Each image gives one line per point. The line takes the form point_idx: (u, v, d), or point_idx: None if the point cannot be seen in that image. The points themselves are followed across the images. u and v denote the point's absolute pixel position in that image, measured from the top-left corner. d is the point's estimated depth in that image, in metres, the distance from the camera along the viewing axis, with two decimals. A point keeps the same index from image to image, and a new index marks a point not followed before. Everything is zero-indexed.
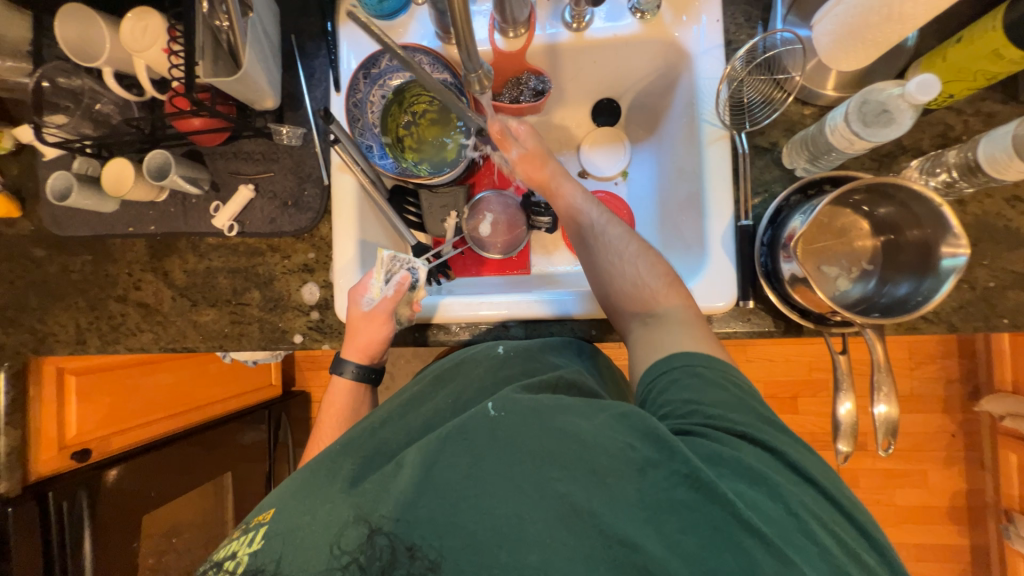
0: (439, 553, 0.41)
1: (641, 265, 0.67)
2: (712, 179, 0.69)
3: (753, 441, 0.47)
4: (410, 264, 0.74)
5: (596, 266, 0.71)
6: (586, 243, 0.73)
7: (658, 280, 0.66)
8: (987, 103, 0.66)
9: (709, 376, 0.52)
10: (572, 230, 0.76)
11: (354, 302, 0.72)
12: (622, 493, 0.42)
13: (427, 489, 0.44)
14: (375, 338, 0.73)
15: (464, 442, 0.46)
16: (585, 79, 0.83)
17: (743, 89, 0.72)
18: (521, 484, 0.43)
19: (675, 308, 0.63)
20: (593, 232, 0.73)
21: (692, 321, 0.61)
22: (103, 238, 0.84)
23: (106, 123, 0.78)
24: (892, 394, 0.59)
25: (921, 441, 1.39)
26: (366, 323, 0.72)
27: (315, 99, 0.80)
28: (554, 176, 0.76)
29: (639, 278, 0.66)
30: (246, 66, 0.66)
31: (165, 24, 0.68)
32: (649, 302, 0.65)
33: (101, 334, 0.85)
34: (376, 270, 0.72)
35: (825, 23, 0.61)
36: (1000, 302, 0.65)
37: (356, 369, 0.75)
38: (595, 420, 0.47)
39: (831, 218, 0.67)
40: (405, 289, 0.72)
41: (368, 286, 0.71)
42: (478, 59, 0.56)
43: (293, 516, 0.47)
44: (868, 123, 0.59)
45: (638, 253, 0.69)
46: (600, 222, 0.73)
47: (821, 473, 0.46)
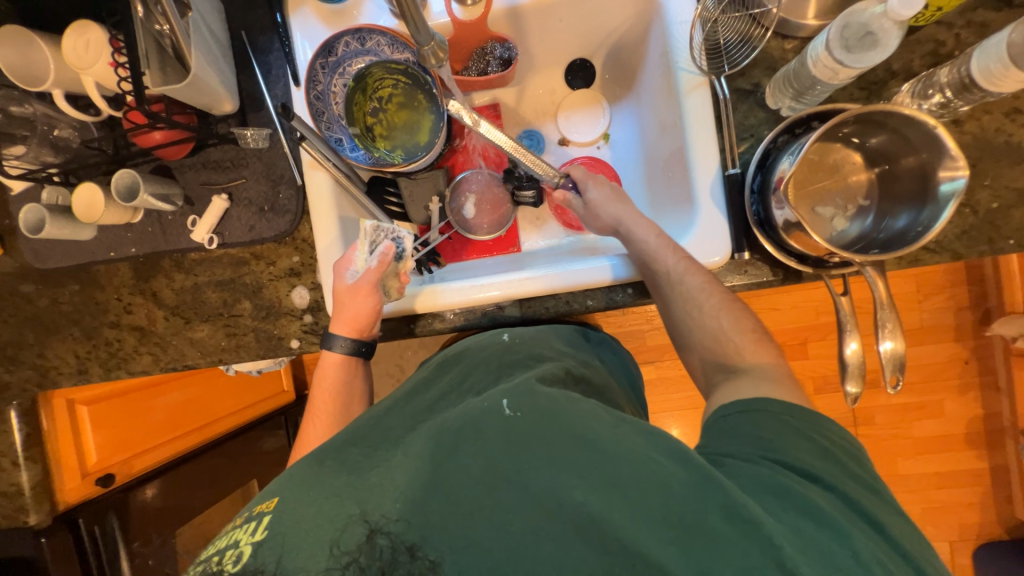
0: (439, 554, 0.42)
1: (724, 319, 0.62)
2: (695, 131, 0.66)
3: (817, 481, 0.44)
4: (395, 233, 0.72)
5: (671, 315, 0.66)
6: (659, 291, 0.65)
7: (744, 336, 0.61)
8: (979, 12, 0.62)
9: (793, 424, 0.49)
10: (644, 276, 0.67)
11: (340, 276, 0.72)
12: (643, 510, 0.41)
13: (436, 493, 0.45)
14: (361, 312, 0.71)
15: (477, 441, 0.47)
16: (552, 39, 0.80)
17: (717, 30, 0.68)
18: (536, 494, 0.43)
19: (764, 364, 0.59)
20: (669, 281, 0.64)
21: (781, 378, 0.56)
22: (87, 266, 0.83)
23: (67, 148, 0.77)
24: (898, 330, 0.58)
25: (935, 371, 1.38)
26: (352, 297, 0.71)
27: (276, 97, 0.77)
28: (625, 223, 0.70)
29: (722, 332, 0.62)
30: (195, 69, 0.64)
31: (106, 35, 0.65)
32: (733, 356, 0.61)
33: (101, 362, 0.85)
34: (360, 244, 0.70)
35: None
36: (1005, 222, 0.62)
37: (345, 342, 0.73)
38: (618, 430, 0.47)
39: (821, 155, 0.64)
40: (390, 260, 0.70)
41: (353, 259, 0.71)
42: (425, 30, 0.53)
43: (298, 507, 0.47)
44: (851, 49, 0.55)
45: (720, 304, 0.62)
46: (678, 270, 0.64)
47: (876, 510, 0.43)
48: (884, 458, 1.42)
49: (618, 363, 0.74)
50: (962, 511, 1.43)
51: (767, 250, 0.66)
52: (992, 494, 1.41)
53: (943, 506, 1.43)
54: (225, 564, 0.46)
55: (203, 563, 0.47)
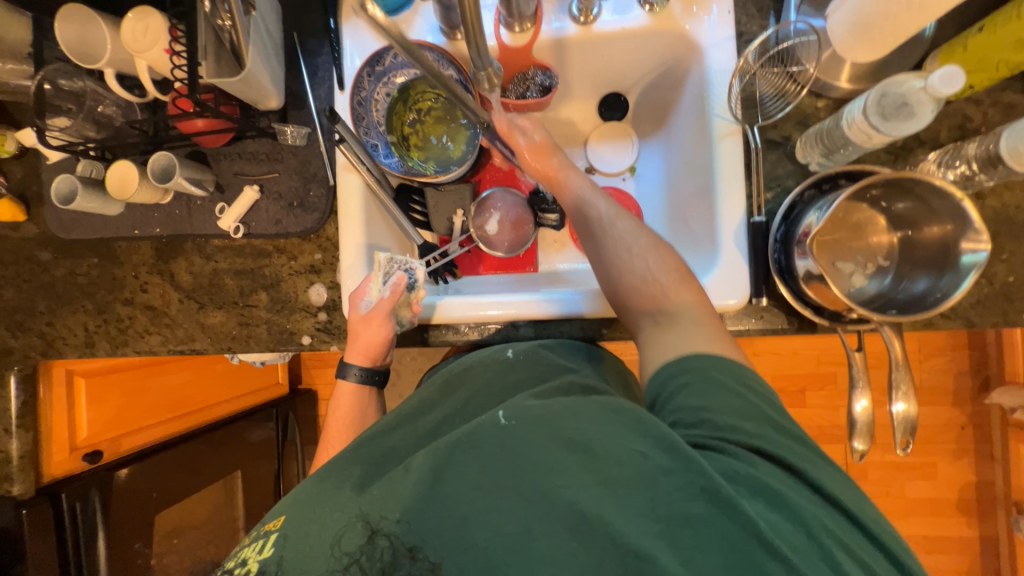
0: (438, 556, 0.42)
1: (651, 260, 0.62)
2: (723, 175, 0.68)
3: (761, 452, 0.45)
4: (408, 265, 0.73)
5: (605, 263, 0.65)
6: (592, 237, 0.66)
7: (670, 276, 0.60)
8: (1006, 93, 0.64)
9: (722, 380, 0.49)
10: (578, 223, 0.69)
11: (354, 306, 0.73)
12: (634, 503, 0.41)
13: (435, 499, 0.44)
14: (374, 340, 0.73)
15: (474, 451, 0.46)
16: (593, 73, 0.82)
17: (754, 82, 0.71)
18: (530, 497, 0.42)
19: (687, 305, 0.59)
20: (601, 226, 0.66)
21: (705, 321, 0.57)
22: (108, 241, 0.84)
23: (108, 125, 0.78)
24: (911, 392, 0.58)
25: (931, 433, 1.38)
26: (365, 326, 0.72)
27: (319, 97, 0.79)
28: (560, 167, 0.72)
29: (650, 274, 0.61)
30: (249, 65, 0.65)
31: (166, 22, 0.67)
32: (660, 299, 0.60)
33: (109, 337, 0.85)
34: (374, 274, 0.72)
35: (843, 12, 0.59)
36: (1019, 296, 0.64)
37: (360, 371, 0.75)
38: (606, 428, 0.46)
39: (847, 213, 0.65)
40: (403, 291, 0.71)
41: (367, 289, 0.72)
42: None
43: (303, 520, 0.48)
44: (887, 117, 0.57)
45: (649, 247, 0.63)
46: (609, 215, 0.66)
47: (835, 485, 0.44)
48: None
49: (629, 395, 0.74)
50: None
51: (783, 297, 0.67)
52: (979, 564, 1.40)
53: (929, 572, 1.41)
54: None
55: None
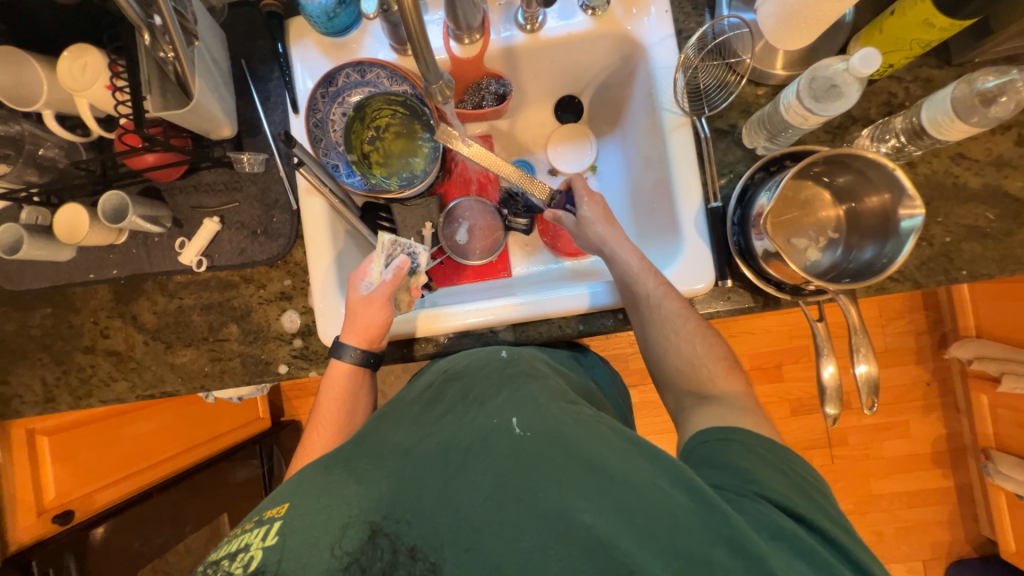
0: (438, 555, 0.43)
1: (698, 344, 0.63)
2: (679, 167, 0.71)
3: (800, 519, 0.46)
4: (410, 249, 0.72)
5: (648, 338, 0.66)
6: (637, 313, 0.67)
7: (718, 363, 0.62)
8: (924, 69, 0.69)
9: (765, 456, 0.50)
10: (623, 296, 0.69)
11: (353, 287, 0.69)
12: (654, 538, 0.41)
13: (446, 507, 0.44)
14: (374, 323, 0.68)
15: (487, 460, 0.46)
16: (545, 78, 0.84)
17: (697, 76, 0.74)
18: (546, 510, 0.42)
19: (733, 393, 0.60)
20: (648, 303, 0.66)
21: (753, 408, 0.58)
22: (62, 288, 0.80)
23: (52, 168, 0.75)
24: (871, 354, 0.62)
25: (900, 393, 1.45)
26: (365, 308, 0.68)
27: (273, 123, 0.78)
28: (609, 244, 0.70)
29: (697, 358, 0.63)
30: (198, 96, 0.64)
31: (105, 59, 0.66)
32: (706, 384, 0.62)
33: (70, 389, 0.81)
34: (376, 254, 0.70)
35: (769, 6, 0.63)
36: (957, 254, 0.68)
37: (356, 353, 0.69)
38: (628, 457, 0.47)
39: (795, 191, 0.69)
40: (404, 275, 0.70)
41: (368, 270, 0.70)
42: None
43: (309, 513, 0.47)
44: (819, 98, 0.61)
45: (695, 331, 0.64)
46: (656, 294, 0.65)
47: (872, 562, 0.44)
48: (858, 479, 1.47)
49: (611, 388, 0.75)
50: (931, 529, 1.48)
51: (747, 277, 0.70)
52: (958, 512, 1.47)
53: (913, 525, 1.47)
54: (235, 567, 0.45)
55: (211, 566, 0.46)
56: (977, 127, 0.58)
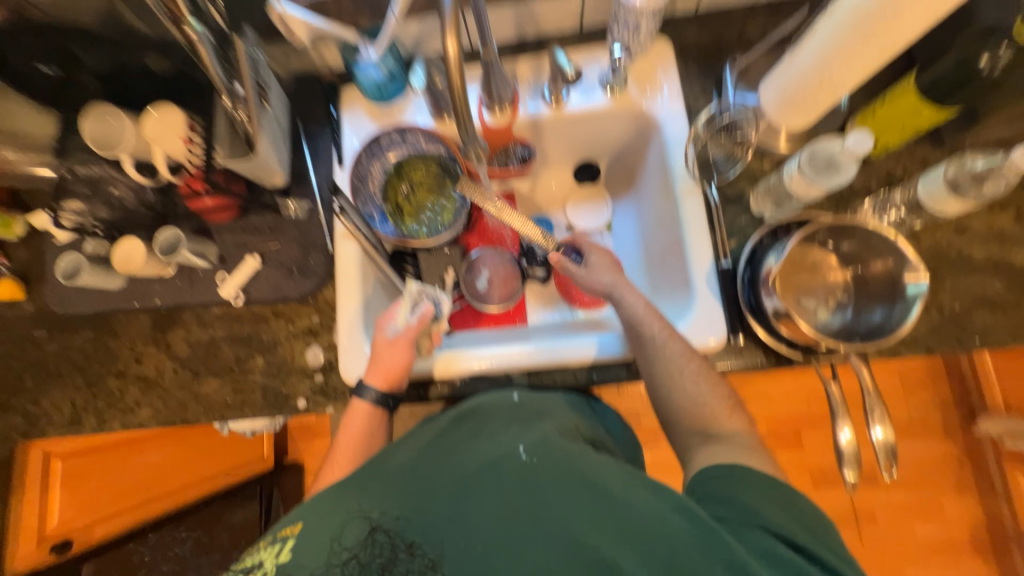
0: (437, 554, 0.48)
1: (702, 384, 0.64)
2: (691, 228, 0.76)
3: (802, 550, 0.47)
4: (435, 296, 0.77)
5: (653, 377, 0.67)
6: (643, 354, 0.68)
7: (720, 401, 0.63)
8: (919, 150, 0.72)
9: (769, 489, 0.51)
10: (629, 338, 0.69)
11: (380, 330, 0.72)
12: (655, 562, 0.43)
13: (458, 524, 0.48)
14: (396, 364, 0.71)
15: (497, 485, 0.50)
16: (567, 146, 0.92)
17: (707, 148, 0.79)
18: (550, 532, 0.46)
19: (740, 431, 0.61)
20: (653, 345, 0.67)
21: (758, 448, 0.58)
22: (107, 314, 0.86)
23: (119, 207, 0.81)
24: (887, 418, 0.61)
25: (930, 469, 1.38)
26: (389, 350, 0.71)
27: (320, 174, 0.86)
28: (616, 287, 0.72)
29: (701, 397, 0.63)
30: (261, 150, 0.74)
31: (185, 116, 0.75)
32: (709, 422, 0.62)
33: (97, 413, 0.84)
34: (402, 301, 0.74)
35: (771, 88, 0.72)
36: (968, 322, 0.70)
37: (377, 394, 0.70)
38: (631, 485, 0.49)
39: (802, 256, 0.71)
40: (428, 321, 0.73)
41: (393, 315, 0.73)
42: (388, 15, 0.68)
43: (321, 529, 0.50)
44: (818, 172, 0.66)
45: (699, 370, 0.65)
46: (661, 336, 0.67)
47: None
48: (890, 564, 1.36)
49: (623, 440, 0.75)
50: None
51: (758, 335, 0.72)
52: None
53: None
54: None
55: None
56: (970, 202, 0.63)
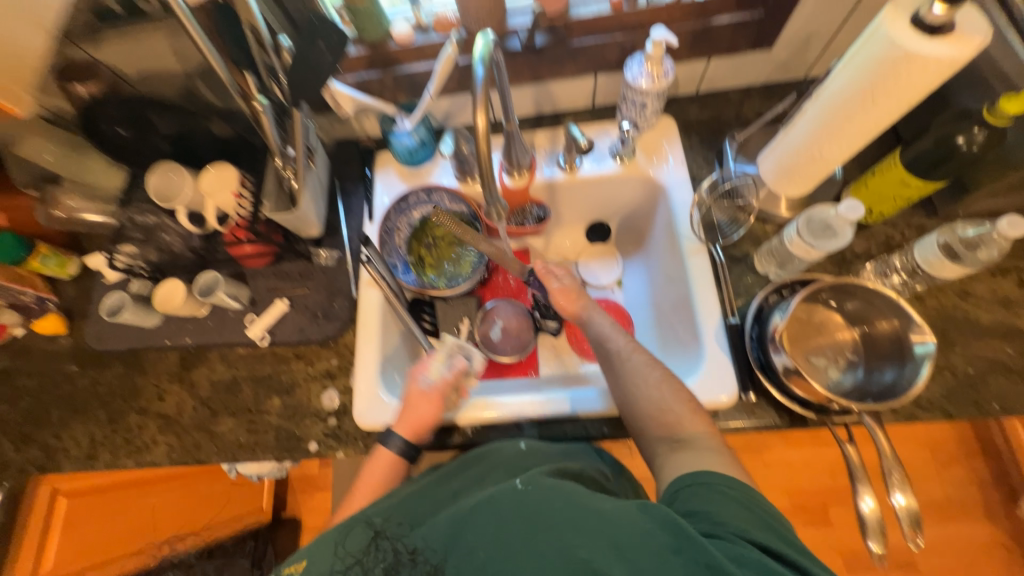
0: (436, 560, 0.52)
1: (665, 390, 0.65)
2: (698, 285, 0.79)
3: (774, 554, 0.46)
4: (469, 353, 0.80)
5: (621, 389, 0.68)
6: (610, 367, 0.70)
7: (684, 406, 0.63)
8: (915, 218, 0.78)
9: (735, 495, 0.51)
10: (598, 355, 0.73)
11: (414, 379, 0.75)
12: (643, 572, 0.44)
13: (456, 548, 0.51)
14: (426, 416, 0.72)
15: (493, 513, 0.50)
16: (580, 208, 0.99)
17: (711, 212, 0.85)
18: (546, 553, 0.46)
19: (703, 433, 0.61)
20: (619, 358, 0.70)
21: (720, 448, 0.59)
22: (139, 351, 0.90)
23: (168, 251, 0.88)
24: (907, 483, 0.60)
25: (974, 556, 1.27)
26: (421, 400, 0.73)
27: (351, 226, 0.94)
28: (586, 308, 0.77)
29: (665, 403, 0.64)
30: (302, 207, 0.83)
31: (239, 174, 0.83)
32: (675, 428, 0.62)
33: (113, 448, 0.85)
34: (439, 354, 0.77)
35: (767, 162, 0.78)
36: (984, 387, 0.69)
37: (402, 444, 0.71)
38: (620, 505, 0.50)
39: (808, 314, 0.73)
40: (461, 376, 0.76)
41: (428, 366, 0.75)
42: (427, 89, 0.78)
43: (329, 550, 0.56)
44: (816, 236, 0.71)
45: (663, 378, 0.66)
46: (626, 349, 0.70)
47: None
48: None
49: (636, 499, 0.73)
50: None
51: (770, 393, 0.72)
52: None
53: None
54: None
55: None
56: (965, 267, 0.67)
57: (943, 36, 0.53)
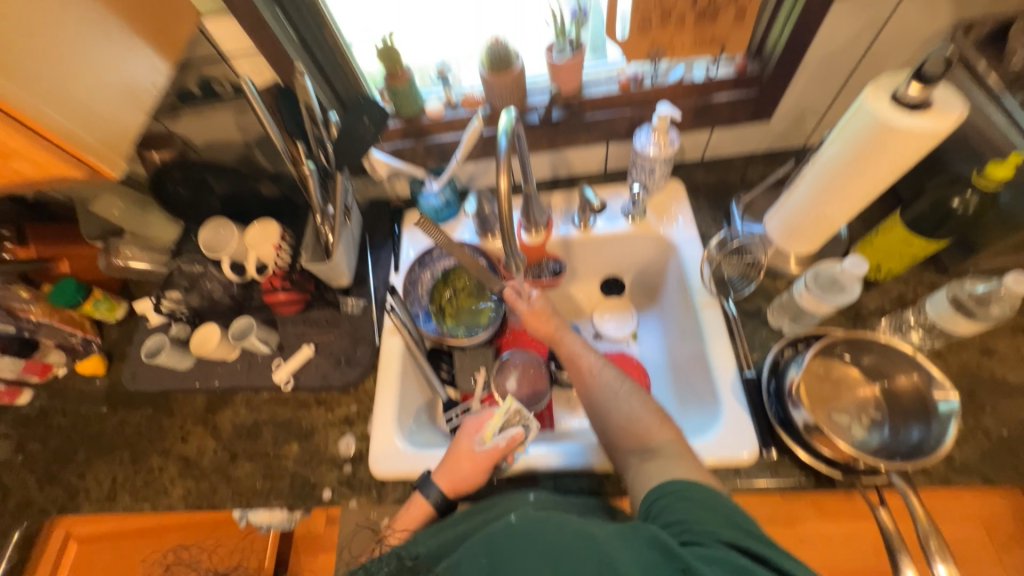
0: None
1: (634, 402, 0.67)
2: (712, 339, 0.80)
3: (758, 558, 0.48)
4: (529, 421, 0.76)
5: (595, 404, 0.70)
6: (583, 384, 0.72)
7: (652, 415, 0.65)
8: (926, 276, 0.79)
9: (702, 500, 0.52)
10: (571, 372, 0.74)
11: (466, 437, 0.73)
12: None
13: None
14: (470, 476, 0.71)
15: (485, 544, 0.51)
16: (595, 264, 1.04)
17: (721, 268, 0.88)
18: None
19: (669, 442, 0.62)
20: (591, 374, 0.72)
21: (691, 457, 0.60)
22: (169, 393, 0.94)
23: (208, 297, 0.95)
24: (948, 553, 0.56)
25: None
26: (469, 460, 0.71)
27: (377, 277, 1.00)
28: (560, 328, 0.77)
29: (634, 414, 0.66)
30: (336, 258, 0.89)
31: (279, 229, 0.92)
32: (645, 439, 0.63)
33: (133, 489, 0.87)
34: (497, 416, 0.74)
35: (774, 220, 0.82)
36: (1022, 450, 0.66)
37: (439, 496, 0.70)
38: (606, 528, 0.51)
39: (826, 369, 0.72)
40: (515, 444, 0.73)
41: (484, 426, 0.74)
42: (454, 156, 0.87)
43: None
44: (824, 290, 0.72)
45: (632, 390, 0.69)
46: (597, 365, 0.73)
47: None
48: None
49: None
50: None
51: (794, 451, 0.70)
52: None
53: None
54: None
55: None
56: (980, 322, 0.67)
57: (923, 111, 0.58)
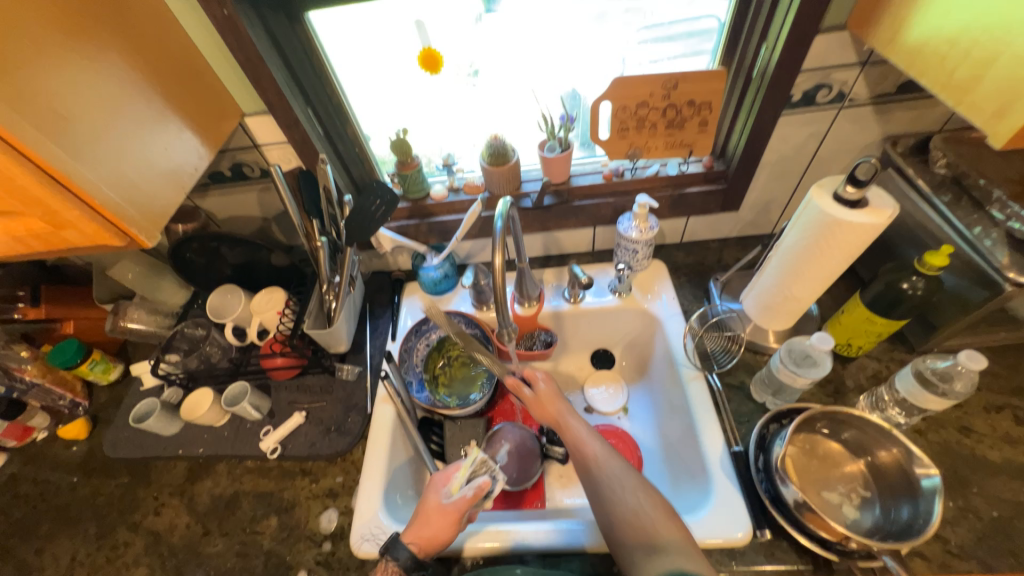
0: None
1: (641, 495, 0.64)
2: (699, 412, 0.82)
3: None
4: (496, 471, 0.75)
5: (600, 498, 0.66)
6: (587, 474, 0.69)
7: (659, 510, 0.62)
8: (895, 354, 0.84)
9: None
10: (574, 460, 0.72)
11: (433, 492, 0.72)
12: None
13: None
14: (438, 533, 0.67)
15: None
16: (584, 336, 1.08)
17: (704, 341, 0.92)
18: None
19: (675, 539, 0.58)
20: (596, 463, 0.69)
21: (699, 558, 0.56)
22: (149, 461, 0.92)
23: (206, 360, 0.97)
24: None
25: None
26: (436, 515, 0.69)
27: (374, 345, 1.03)
28: (563, 413, 0.77)
29: (641, 509, 0.62)
30: (337, 325, 0.93)
31: (285, 297, 0.98)
32: (653, 535, 0.59)
33: (92, 568, 0.81)
34: (463, 467, 0.74)
35: (750, 297, 0.87)
36: (1015, 533, 0.65)
37: (407, 556, 0.65)
38: None
39: (812, 444, 0.74)
40: (482, 495, 0.71)
41: (450, 479, 0.73)
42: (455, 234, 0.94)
43: None
44: (799, 364, 0.77)
45: (638, 482, 0.66)
46: (602, 454, 0.70)
47: None
48: None
49: None
50: None
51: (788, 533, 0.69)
52: None
53: None
54: None
55: None
56: (945, 399, 0.70)
57: (863, 208, 0.67)
